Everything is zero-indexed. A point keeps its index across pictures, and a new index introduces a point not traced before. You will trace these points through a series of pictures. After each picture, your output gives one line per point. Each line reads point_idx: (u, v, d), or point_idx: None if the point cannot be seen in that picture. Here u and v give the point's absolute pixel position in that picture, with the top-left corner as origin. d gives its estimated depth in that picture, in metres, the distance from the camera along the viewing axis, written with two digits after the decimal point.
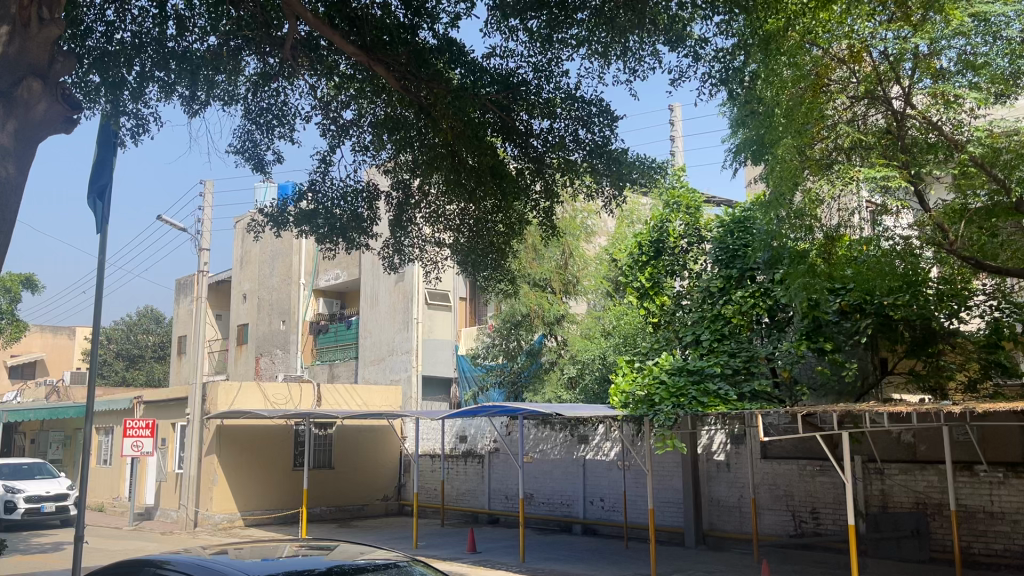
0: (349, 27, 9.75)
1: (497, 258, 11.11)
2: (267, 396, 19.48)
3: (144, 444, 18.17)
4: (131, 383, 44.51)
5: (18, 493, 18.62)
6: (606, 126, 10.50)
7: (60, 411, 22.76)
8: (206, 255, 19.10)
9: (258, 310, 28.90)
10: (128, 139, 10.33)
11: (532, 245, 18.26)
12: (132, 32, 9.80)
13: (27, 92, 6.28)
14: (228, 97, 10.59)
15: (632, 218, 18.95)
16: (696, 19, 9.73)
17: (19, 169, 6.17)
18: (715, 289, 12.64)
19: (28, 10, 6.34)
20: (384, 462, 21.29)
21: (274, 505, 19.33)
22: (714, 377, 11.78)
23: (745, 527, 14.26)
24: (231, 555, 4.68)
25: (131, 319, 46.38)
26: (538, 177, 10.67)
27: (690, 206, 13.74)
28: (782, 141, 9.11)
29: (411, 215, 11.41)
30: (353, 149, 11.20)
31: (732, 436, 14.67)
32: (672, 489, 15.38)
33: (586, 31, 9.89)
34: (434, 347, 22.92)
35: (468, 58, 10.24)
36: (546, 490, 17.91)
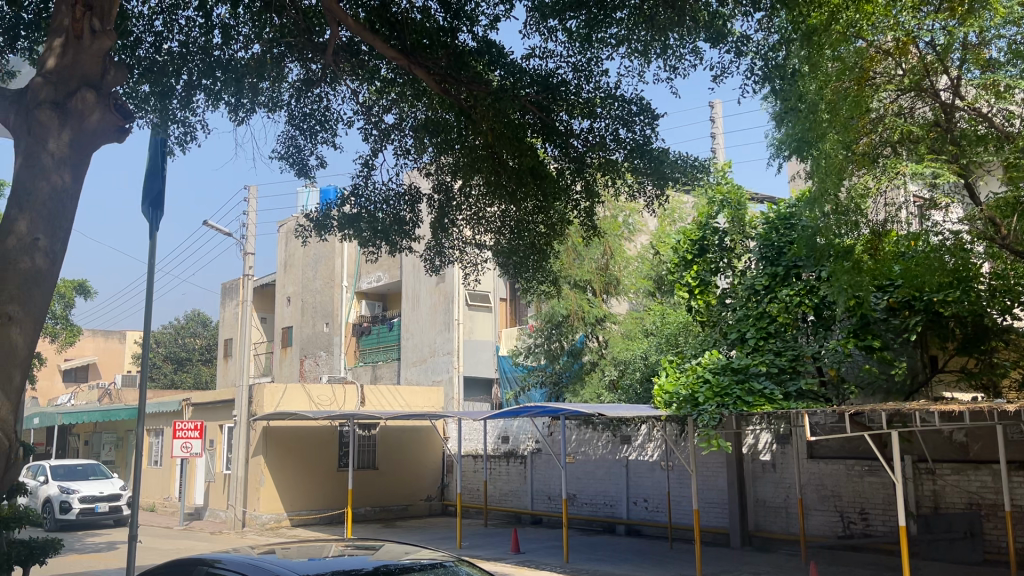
0: (390, 31, 9.97)
1: (538, 259, 11.09)
2: (311, 397, 19.70)
3: (193, 445, 18.52)
4: (179, 385, 45.40)
5: (72, 494, 19.09)
6: (647, 125, 10.44)
7: (112, 413, 23.29)
8: (251, 258, 19.41)
9: (302, 313, 29.25)
10: (177, 147, 10.51)
11: (573, 246, 18.20)
12: (179, 41, 10.02)
13: (81, 103, 6.30)
14: (272, 103, 10.72)
15: (674, 216, 18.80)
16: (736, 16, 9.55)
17: (75, 177, 6.23)
18: (761, 288, 12.46)
19: (81, 22, 6.44)
20: (427, 462, 21.42)
21: (319, 505, 19.56)
22: (759, 376, 11.73)
23: (792, 528, 14.09)
24: (279, 555, 4.76)
25: (179, 323, 47.39)
26: (578, 177, 10.60)
27: (736, 202, 13.57)
28: (828, 137, 8.94)
29: (453, 218, 11.41)
30: (395, 153, 11.29)
31: (778, 436, 14.48)
32: (717, 489, 15.24)
33: (626, 29, 9.86)
34: (476, 348, 23.05)
35: (508, 59, 10.28)
36: (589, 491, 17.86)
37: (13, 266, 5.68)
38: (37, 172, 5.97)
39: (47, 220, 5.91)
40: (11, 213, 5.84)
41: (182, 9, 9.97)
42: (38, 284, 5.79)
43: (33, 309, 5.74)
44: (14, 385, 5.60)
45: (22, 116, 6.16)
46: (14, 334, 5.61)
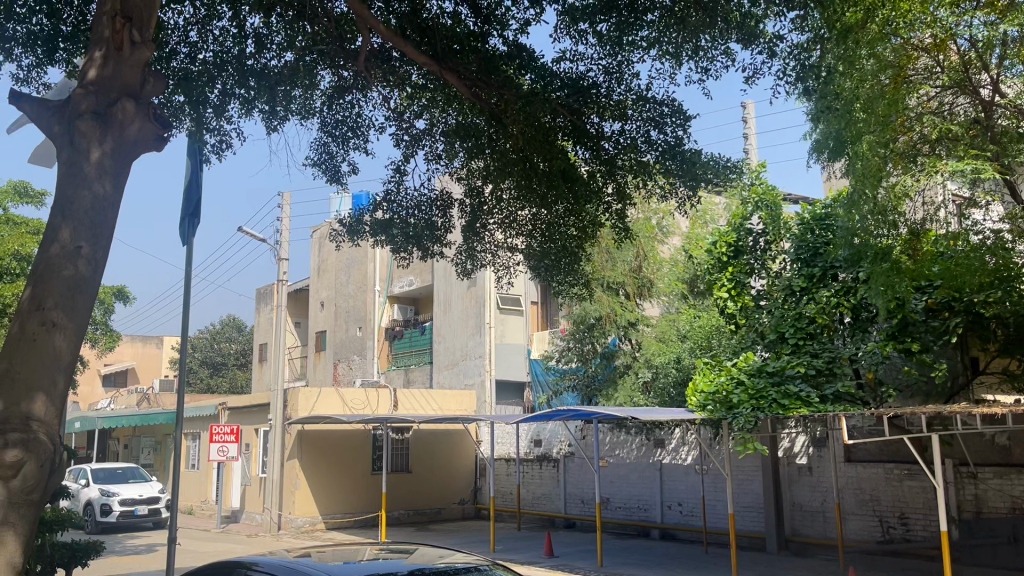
0: (421, 38, 10.04)
1: (571, 262, 11.06)
2: (345, 402, 19.86)
3: (228, 448, 18.74)
4: (215, 390, 46.01)
5: (113, 497, 19.42)
6: (679, 126, 10.37)
7: (150, 417, 23.65)
8: (285, 264, 19.61)
9: (336, 318, 29.49)
10: (212, 155, 10.66)
11: (604, 249, 18.12)
12: (213, 51, 10.17)
13: (121, 112, 6.41)
14: (305, 111, 10.84)
15: (706, 218, 18.67)
16: (769, 16, 9.50)
17: (116, 186, 6.32)
18: (797, 289, 12.32)
19: (121, 34, 6.59)
20: (460, 465, 21.45)
21: (354, 509, 19.69)
22: (796, 378, 11.60)
23: (830, 533, 13.89)
24: (316, 557, 4.80)
25: (215, 328, 48.04)
26: (610, 179, 10.54)
27: (773, 202, 13.40)
28: (866, 137, 8.77)
29: (485, 222, 11.42)
30: (427, 158, 11.35)
31: (814, 439, 14.29)
32: (752, 493, 15.10)
33: (658, 32, 9.84)
34: (507, 352, 23.09)
35: (538, 63, 10.31)
36: (623, 494, 17.77)
37: (57, 274, 5.80)
38: (79, 180, 6.09)
39: (89, 228, 6.01)
40: (54, 221, 5.96)
41: (216, 20, 10.12)
42: (82, 290, 5.89)
43: (76, 316, 5.84)
44: (59, 390, 5.69)
45: (63, 126, 6.27)
46: (58, 338, 5.71)
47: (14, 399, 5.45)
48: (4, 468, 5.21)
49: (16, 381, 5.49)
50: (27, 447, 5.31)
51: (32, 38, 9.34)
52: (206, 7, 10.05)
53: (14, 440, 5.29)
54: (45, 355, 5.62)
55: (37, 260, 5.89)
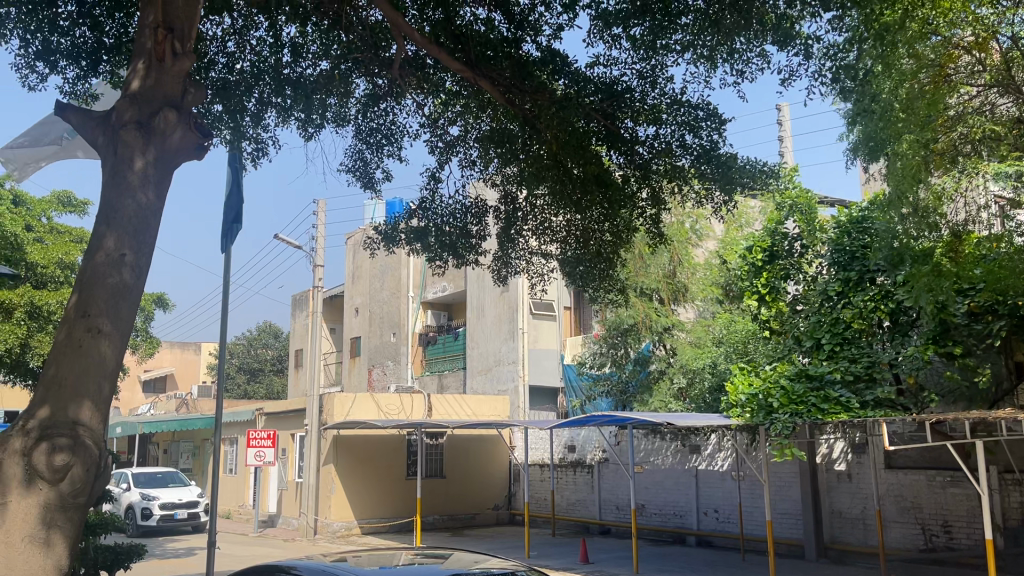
0: (455, 45, 9.99)
1: (606, 268, 10.99)
2: (380, 407, 19.95)
3: (266, 453, 18.93)
4: (252, 396, 46.52)
5: (153, 501, 19.73)
6: (714, 130, 10.30)
7: (189, 423, 23.97)
8: (320, 270, 19.81)
9: (370, 324, 29.68)
10: (249, 162, 10.79)
11: (637, 254, 18.04)
12: (250, 61, 10.32)
13: (163, 123, 6.51)
14: (340, 118, 10.89)
15: (741, 222, 18.54)
16: (805, 17, 9.46)
17: (158, 195, 6.43)
18: (834, 293, 12.16)
19: (163, 45, 6.71)
20: (494, 471, 21.46)
21: (390, 514, 19.78)
22: (835, 384, 11.43)
23: (870, 541, 13.66)
24: (351, 562, 4.82)
25: (252, 334, 48.62)
26: (644, 184, 10.46)
27: (809, 206, 13.27)
28: (904, 137, 8.42)
29: (519, 229, 11.37)
30: (461, 165, 11.39)
31: (854, 445, 14.07)
32: (790, 500, 14.91)
33: (691, 35, 9.79)
34: (540, 357, 23.10)
35: (572, 68, 10.33)
36: (658, 501, 17.64)
37: (102, 282, 5.91)
38: (123, 189, 6.20)
39: (132, 236, 6.12)
40: (99, 229, 6.08)
41: (253, 30, 10.27)
42: (125, 297, 5.99)
43: (120, 324, 5.94)
44: (105, 396, 5.78)
45: (108, 136, 6.40)
46: (103, 346, 5.80)
47: (61, 404, 5.56)
48: (52, 472, 5.31)
49: (63, 387, 5.61)
50: (73, 451, 5.41)
51: (76, 51, 9.57)
52: (243, 19, 10.20)
53: (61, 445, 5.38)
54: (90, 362, 5.72)
55: (82, 268, 6.00)
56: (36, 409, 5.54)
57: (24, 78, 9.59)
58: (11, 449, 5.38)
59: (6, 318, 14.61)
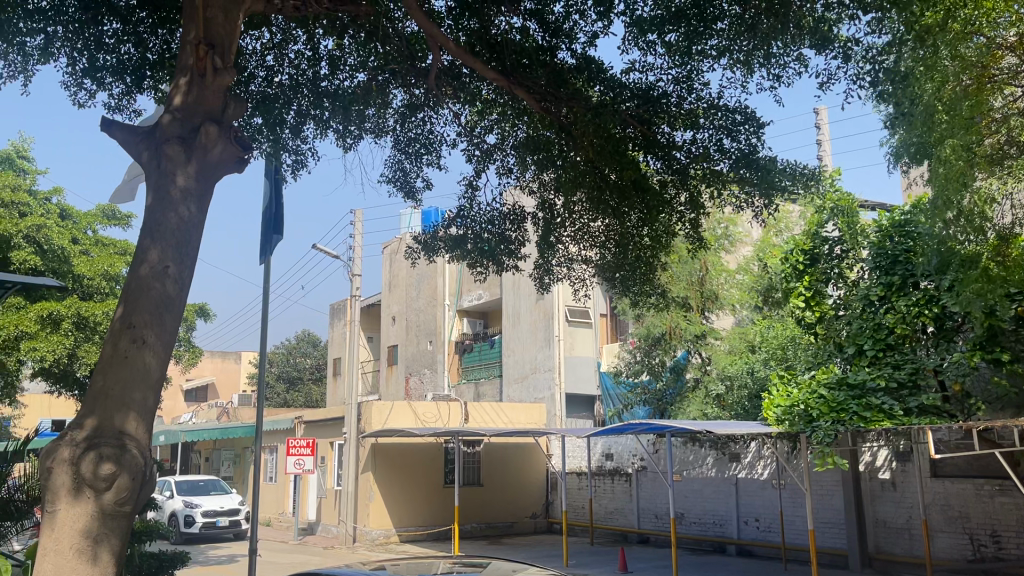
0: (490, 53, 10.17)
1: (646, 271, 10.90)
2: (417, 415, 20.05)
3: (305, 461, 19.09)
4: (291, 404, 47.02)
5: (195, 508, 20.01)
6: (752, 134, 10.15)
7: (231, 431, 24.26)
8: (358, 280, 19.98)
9: (407, 332, 29.86)
10: (289, 174, 10.93)
11: (673, 261, 17.91)
12: (289, 74, 10.48)
13: (205, 137, 6.61)
14: (379, 129, 10.98)
15: (779, 227, 18.33)
16: (843, 19, 9.32)
17: (200, 208, 6.54)
18: (876, 298, 11.94)
19: (203, 60, 6.81)
20: (532, 479, 21.43)
21: (427, 521, 19.83)
22: (877, 391, 11.26)
23: (916, 551, 13.35)
24: (389, 571, 4.83)
25: (291, 343, 49.20)
26: (682, 189, 10.34)
27: (849, 210, 13.07)
28: (949, 140, 8.00)
29: (558, 235, 11.31)
30: (498, 173, 11.42)
31: (897, 453, 13.80)
32: (833, 509, 14.68)
33: (728, 40, 9.72)
34: (577, 364, 23.00)
35: (607, 74, 10.27)
36: (698, 509, 17.45)
37: (146, 292, 6.02)
38: (166, 203, 6.33)
39: (176, 249, 6.23)
40: (143, 243, 6.19)
41: (291, 44, 10.41)
42: (168, 309, 6.09)
43: (164, 335, 6.03)
44: (149, 406, 5.88)
45: (152, 151, 6.52)
46: (147, 357, 5.90)
47: (108, 414, 5.67)
48: (98, 481, 5.40)
49: (108, 397, 5.72)
50: (118, 460, 5.50)
51: (122, 67, 9.79)
52: (282, 33, 10.38)
53: (106, 454, 5.47)
54: (134, 371, 5.82)
55: (127, 280, 6.12)
56: (83, 419, 5.65)
57: (72, 95, 9.81)
58: (60, 459, 5.48)
59: (53, 328, 14.94)
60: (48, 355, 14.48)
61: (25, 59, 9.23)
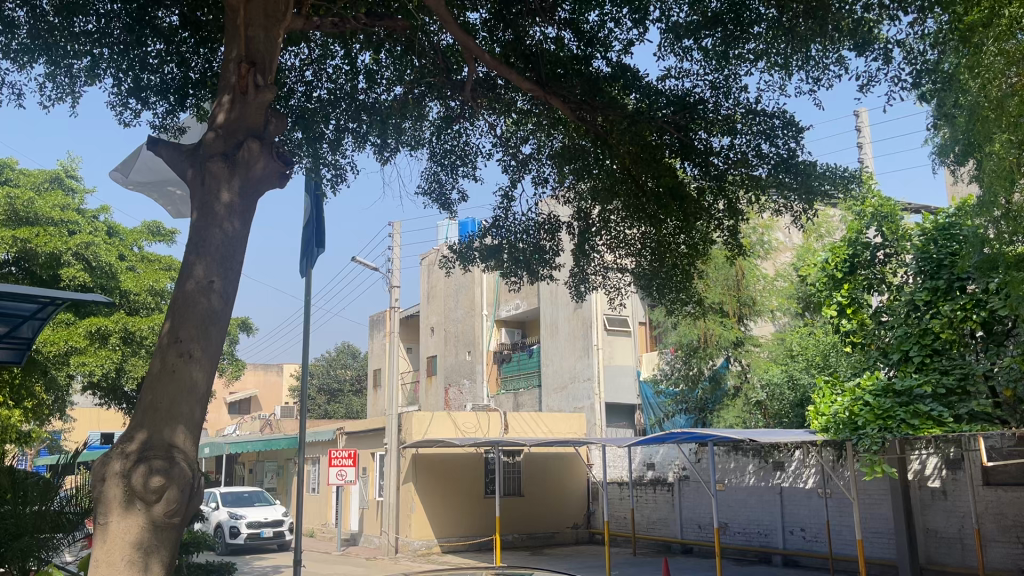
0: (525, 64, 10.21)
1: (683, 280, 10.78)
2: (457, 425, 20.12)
3: (347, 472, 19.21)
4: (332, 416, 47.44)
5: (240, 519, 20.27)
6: (791, 138, 9.96)
7: (274, 443, 24.51)
8: (397, 291, 20.13)
9: (445, 343, 29.99)
10: (329, 188, 11.05)
11: (711, 267, 17.76)
12: (328, 89, 10.61)
13: (247, 153, 6.72)
14: (416, 141, 11.02)
15: (819, 232, 18.12)
16: (883, 20, 9.06)
17: (244, 224, 6.64)
18: (921, 303, 11.62)
19: (246, 79, 6.91)
20: (573, 489, 21.33)
21: (468, 532, 19.82)
22: (925, 398, 11.06)
23: (970, 563, 12.94)
24: None
25: (331, 355, 49.70)
26: (720, 195, 10.22)
27: (892, 215, 12.81)
28: (996, 138, 7.61)
29: (594, 243, 11.26)
30: (534, 183, 11.43)
31: (948, 460, 13.48)
32: (881, 518, 14.39)
33: (766, 44, 9.63)
34: (616, 373, 22.90)
35: (643, 82, 10.26)
36: (742, 519, 17.20)
37: (192, 307, 6.12)
38: (211, 219, 6.44)
39: (220, 263, 6.33)
40: (189, 258, 6.30)
41: (330, 59, 10.54)
42: (214, 323, 6.17)
43: (210, 348, 6.12)
44: (197, 420, 5.96)
45: (197, 168, 6.68)
46: (194, 371, 5.99)
47: (157, 427, 5.76)
48: (149, 493, 5.49)
49: (157, 410, 5.81)
50: (168, 473, 5.58)
51: (165, 87, 9.98)
52: (320, 48, 10.49)
53: (156, 468, 5.56)
54: (182, 385, 5.91)
55: (174, 295, 6.22)
56: (134, 432, 5.75)
57: (118, 114, 10.03)
58: (112, 471, 5.60)
59: (102, 343, 15.28)
60: (97, 369, 14.82)
61: (73, 80, 9.54)
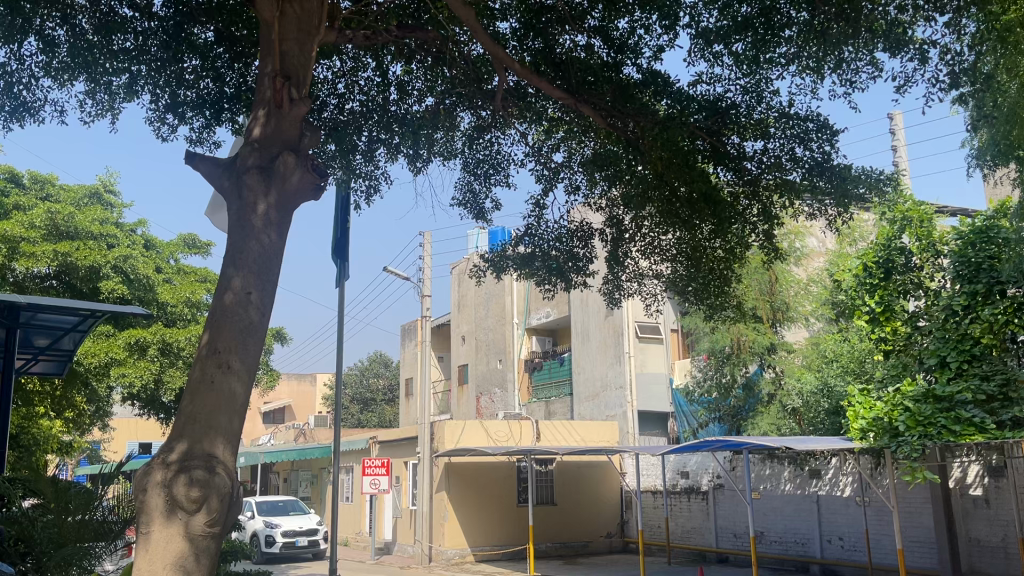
0: (556, 73, 10.34)
1: (720, 285, 10.66)
2: (489, 434, 20.13)
3: (381, 481, 19.29)
4: (365, 425, 47.70)
5: (275, 528, 20.43)
6: (826, 141, 9.89)
7: (308, 452, 24.68)
8: (428, 300, 20.21)
9: (476, 351, 30.04)
10: (363, 200, 11.14)
11: (745, 272, 17.63)
12: (361, 100, 10.72)
13: (283, 166, 6.81)
14: (447, 152, 11.08)
15: (853, 237, 17.89)
16: (917, 22, 8.92)
17: (280, 236, 6.71)
18: (959, 308, 11.41)
19: (281, 92, 7.02)
20: (606, 497, 21.21)
21: (501, 541, 19.79)
22: (966, 404, 10.89)
23: (1015, 572, 12.67)
24: None
25: (364, 364, 49.97)
26: (754, 200, 10.16)
27: (922, 220, 12.65)
28: None
29: (627, 249, 11.30)
30: (565, 191, 11.43)
31: (990, 468, 13.18)
32: (922, 527, 14.12)
33: (797, 47, 9.55)
34: (649, 381, 22.77)
35: (674, 88, 10.23)
36: (778, 528, 16.98)
37: (230, 319, 6.19)
38: (247, 232, 6.51)
39: (257, 275, 6.41)
40: (227, 271, 6.37)
41: (362, 71, 10.63)
42: (252, 335, 6.24)
43: (248, 359, 6.18)
44: (235, 430, 6.02)
45: (233, 181, 6.76)
46: (233, 381, 6.05)
47: (197, 437, 5.83)
48: (190, 503, 5.56)
49: (196, 421, 5.87)
50: (208, 483, 5.65)
51: (201, 101, 10.13)
52: (353, 60, 10.60)
53: (196, 478, 5.63)
54: (220, 395, 5.98)
55: (212, 307, 6.30)
56: (174, 443, 5.82)
57: (156, 130, 10.19)
58: (153, 481, 5.67)
59: (140, 354, 15.51)
60: (137, 380, 15.07)
61: (111, 98, 9.72)
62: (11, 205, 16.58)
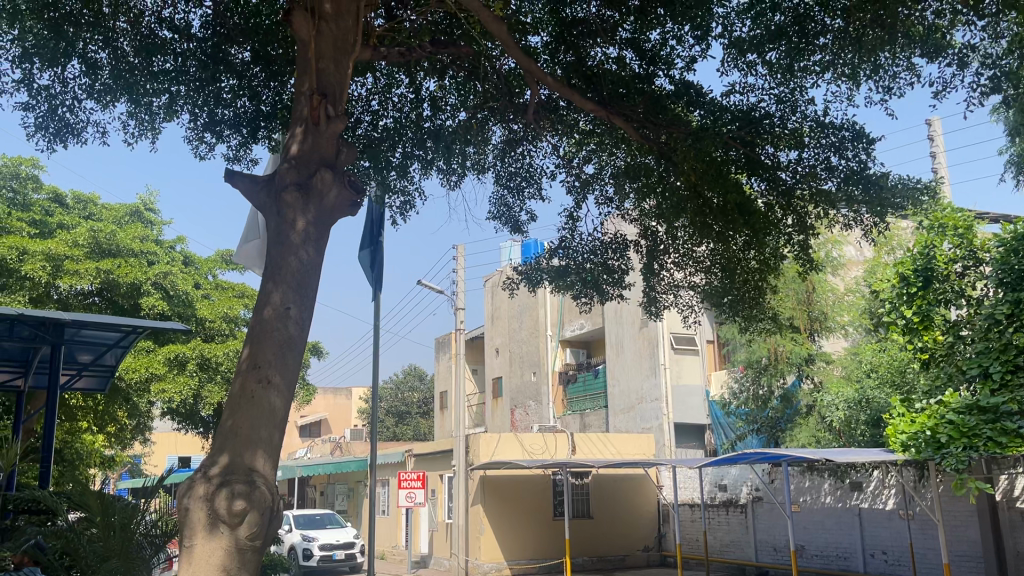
0: (587, 86, 10.32)
1: (756, 295, 10.53)
2: (525, 447, 20.08)
3: (416, 494, 19.26)
4: (401, 438, 47.89)
5: (313, 541, 20.55)
6: (862, 150, 9.80)
7: (344, 465, 24.84)
8: (461, 313, 20.27)
9: (510, 364, 30.03)
10: (398, 215, 11.23)
11: (781, 282, 17.44)
12: (393, 117, 10.81)
13: (320, 182, 6.91)
14: (480, 166, 11.13)
15: (891, 245, 17.62)
16: (956, 26, 8.81)
17: (318, 252, 6.78)
18: (1002, 317, 11.00)
19: (317, 110, 7.12)
20: (643, 510, 21.03)
21: (537, 555, 19.65)
22: (1013, 415, 10.37)
23: None
24: None
25: (399, 377, 50.20)
26: (789, 211, 10.06)
27: (959, 227, 12.50)
28: None
29: (662, 261, 11.26)
30: (598, 203, 11.41)
31: None
32: (968, 541, 13.82)
33: (832, 54, 9.40)
34: (684, 393, 22.59)
35: (707, 99, 10.17)
36: (819, 542, 16.70)
37: (269, 335, 6.26)
38: (286, 248, 6.59)
39: (296, 291, 6.48)
40: (266, 287, 6.46)
41: (395, 88, 10.74)
42: (291, 349, 6.31)
43: (288, 373, 6.24)
44: (275, 444, 6.07)
45: (272, 198, 6.85)
46: (273, 397, 6.10)
47: (238, 451, 5.89)
48: (232, 516, 5.61)
49: (238, 434, 5.94)
50: (249, 497, 5.70)
51: (238, 120, 10.28)
52: (386, 77, 10.68)
53: (238, 491, 5.69)
54: (261, 410, 6.03)
55: (252, 323, 6.37)
56: (216, 456, 5.90)
57: (194, 148, 10.36)
58: (196, 495, 5.72)
59: (180, 370, 15.73)
60: (176, 396, 15.27)
61: (153, 117, 9.92)
62: (55, 224, 16.98)
